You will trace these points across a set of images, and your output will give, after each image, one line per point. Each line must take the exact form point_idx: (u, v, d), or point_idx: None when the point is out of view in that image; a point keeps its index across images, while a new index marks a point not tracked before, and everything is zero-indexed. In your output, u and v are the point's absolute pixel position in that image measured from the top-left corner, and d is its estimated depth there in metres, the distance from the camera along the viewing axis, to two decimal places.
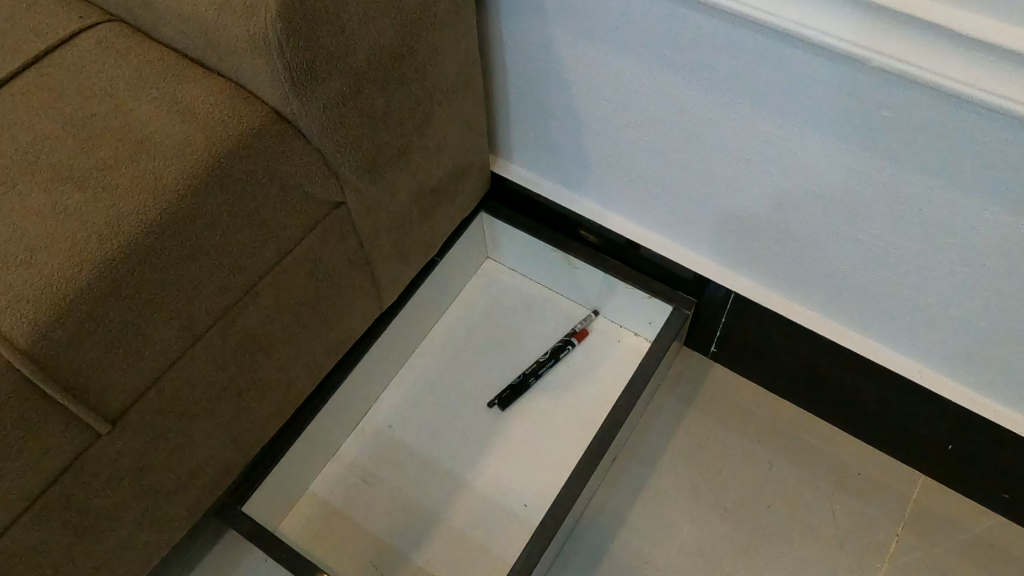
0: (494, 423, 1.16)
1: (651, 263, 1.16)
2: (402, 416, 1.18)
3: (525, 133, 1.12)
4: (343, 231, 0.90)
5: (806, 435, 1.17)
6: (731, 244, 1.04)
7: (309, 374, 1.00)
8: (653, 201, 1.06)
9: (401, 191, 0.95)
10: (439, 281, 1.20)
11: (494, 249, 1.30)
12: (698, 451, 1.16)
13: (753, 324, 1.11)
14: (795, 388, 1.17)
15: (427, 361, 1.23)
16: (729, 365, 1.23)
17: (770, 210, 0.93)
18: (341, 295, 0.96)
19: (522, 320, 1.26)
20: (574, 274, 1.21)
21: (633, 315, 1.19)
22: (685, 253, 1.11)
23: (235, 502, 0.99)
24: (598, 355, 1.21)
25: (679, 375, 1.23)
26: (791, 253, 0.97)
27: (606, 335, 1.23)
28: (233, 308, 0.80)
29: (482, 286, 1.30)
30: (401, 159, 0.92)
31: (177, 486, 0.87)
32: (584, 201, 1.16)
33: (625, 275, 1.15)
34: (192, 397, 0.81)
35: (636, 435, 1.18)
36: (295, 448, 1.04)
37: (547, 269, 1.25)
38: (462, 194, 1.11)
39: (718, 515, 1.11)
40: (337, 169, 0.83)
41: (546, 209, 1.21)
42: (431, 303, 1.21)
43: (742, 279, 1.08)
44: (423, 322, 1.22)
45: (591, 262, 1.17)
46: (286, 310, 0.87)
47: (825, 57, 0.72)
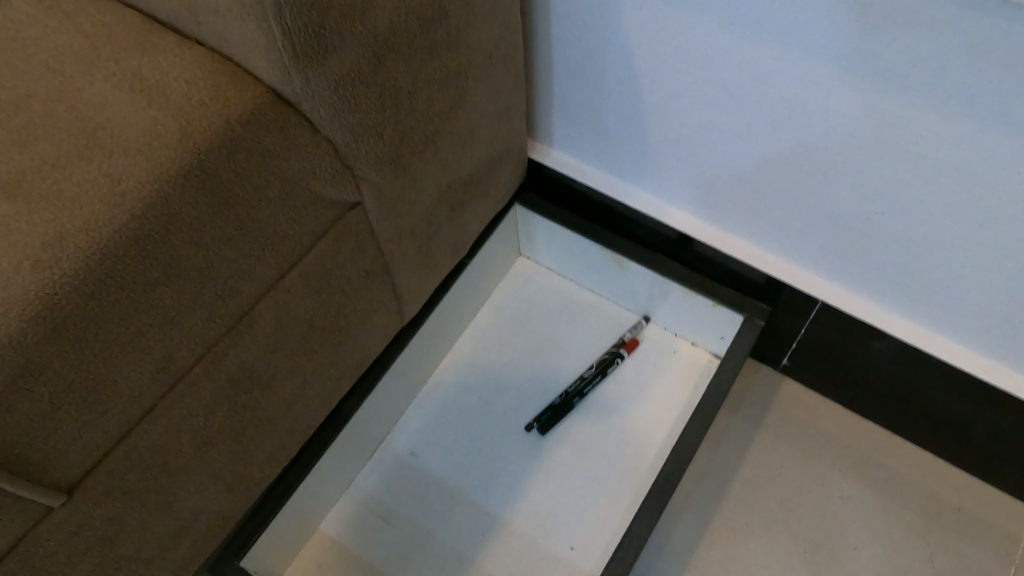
0: (534, 451, 1.01)
1: (715, 266, 0.98)
2: (425, 442, 1.02)
3: (570, 114, 0.93)
4: (359, 237, 0.73)
5: (893, 463, 1.02)
6: (822, 248, 0.86)
7: (318, 404, 0.84)
8: (728, 196, 0.88)
9: (427, 186, 0.78)
10: (467, 284, 1.04)
11: (527, 246, 1.13)
12: (769, 484, 1.00)
13: (839, 338, 0.95)
14: (882, 409, 1.01)
15: (453, 376, 1.07)
16: (799, 379, 1.07)
17: (884, 208, 0.75)
18: (357, 312, 0.80)
19: (562, 328, 1.10)
20: (624, 276, 1.04)
21: (694, 324, 1.03)
22: (759, 254, 0.93)
23: (232, 555, 0.82)
24: (651, 370, 1.05)
25: (744, 391, 1.07)
26: (904, 262, 0.80)
27: (660, 346, 1.07)
28: (223, 339, 0.63)
29: (514, 290, 1.13)
30: (428, 147, 0.74)
31: (160, 548, 0.72)
32: (638, 191, 0.98)
33: (685, 279, 0.98)
34: (173, 448, 0.65)
35: (697, 464, 1.02)
36: (303, 486, 0.88)
37: (591, 269, 1.08)
38: (495, 186, 0.94)
39: (796, 559, 0.96)
40: (352, 163, 0.65)
41: (589, 202, 1.03)
42: (457, 311, 1.05)
43: (831, 287, 0.90)
44: (449, 331, 1.06)
45: (646, 264, 0.99)
46: (290, 335, 0.71)
47: (998, 18, 0.54)
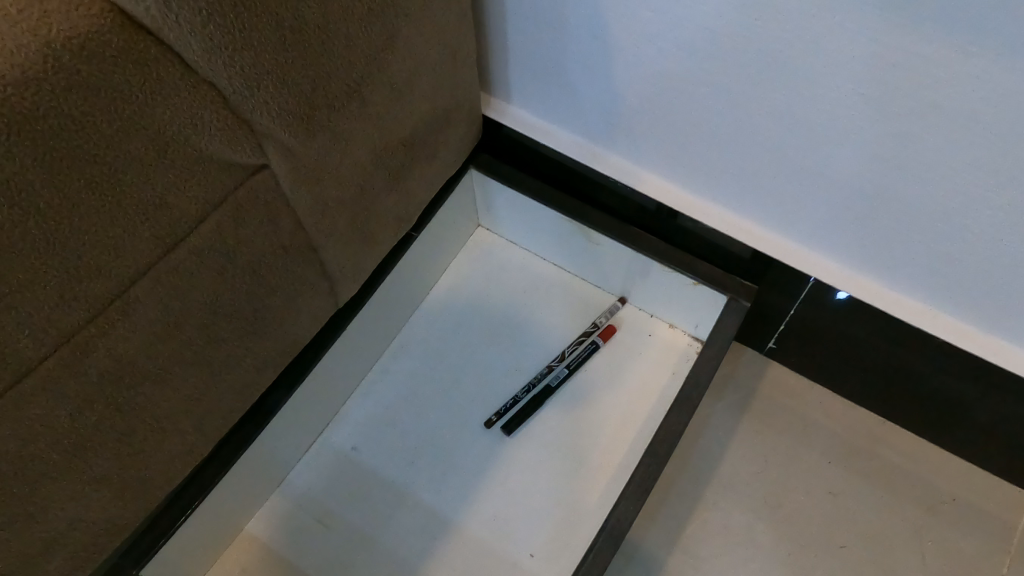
0: (494, 451, 0.90)
1: (696, 240, 0.87)
2: (369, 437, 0.92)
3: (528, 64, 0.81)
4: (271, 207, 0.61)
5: (886, 452, 0.93)
6: (818, 219, 0.74)
7: (233, 397, 0.73)
8: (711, 159, 0.76)
9: (357, 146, 0.66)
10: (417, 260, 0.92)
11: (487, 217, 1.01)
12: (749, 476, 0.91)
13: (833, 319, 0.84)
14: (876, 394, 0.92)
15: (403, 362, 0.96)
16: (787, 363, 0.98)
17: (892, 169, 0.64)
18: (275, 293, 0.68)
19: (526, 308, 0.99)
20: (593, 251, 0.93)
21: (672, 304, 0.92)
22: (746, 226, 0.81)
23: (130, 565, 0.73)
24: (625, 356, 0.94)
25: (728, 378, 0.97)
26: (914, 234, 0.68)
27: (636, 330, 0.96)
28: (86, 327, 0.52)
29: (472, 265, 1.02)
30: (353, 98, 0.62)
31: (30, 566, 0.61)
32: (609, 154, 0.85)
33: (661, 255, 0.87)
34: (29, 454, 0.54)
35: (676, 461, 0.93)
36: (222, 485, 0.79)
37: (557, 243, 0.97)
38: (444, 148, 0.82)
39: (779, 561, 0.86)
40: (248, 115, 0.52)
41: (555, 167, 0.91)
42: (406, 290, 0.94)
43: (826, 263, 0.79)
44: (399, 312, 0.95)
45: (617, 238, 0.88)
46: (183, 320, 0.60)
47: None
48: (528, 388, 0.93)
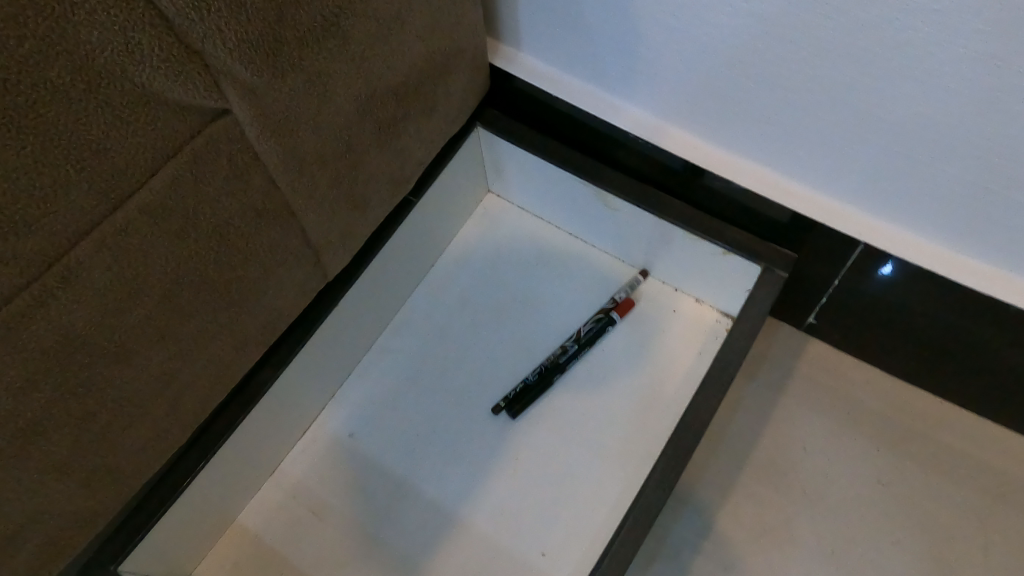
0: (501, 436, 0.84)
1: (727, 203, 0.77)
2: (368, 422, 0.86)
3: (539, 6, 0.71)
4: (236, 159, 0.53)
5: (944, 436, 0.83)
6: (872, 173, 0.64)
7: (211, 379, 0.66)
8: (747, 108, 0.66)
9: (339, 91, 0.57)
10: (419, 229, 0.84)
11: (496, 182, 0.93)
12: (786, 465, 0.82)
13: (885, 290, 0.74)
14: (932, 373, 0.82)
15: (403, 340, 0.89)
16: (829, 340, 0.88)
17: (969, 110, 0.54)
18: (252, 262, 0.61)
19: (538, 282, 0.91)
20: (611, 217, 0.84)
21: (700, 277, 0.83)
22: (785, 184, 0.72)
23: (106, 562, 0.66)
24: (646, 334, 0.86)
25: (763, 356, 0.88)
26: (990, 187, 0.58)
27: (658, 305, 0.88)
28: (20, 297, 0.44)
29: (479, 235, 0.94)
30: (331, 34, 0.53)
31: None
32: (628, 106, 0.76)
33: (687, 220, 0.77)
34: None
35: (704, 448, 0.84)
36: (203, 475, 0.71)
37: (572, 209, 0.88)
38: (444, 101, 0.73)
39: (823, 559, 0.78)
40: (197, 44, 0.44)
41: (569, 124, 0.82)
42: (407, 262, 0.86)
43: (879, 224, 0.69)
44: (398, 287, 0.87)
45: (637, 202, 0.79)
46: (143, 290, 0.53)
47: None
48: (539, 368, 0.85)
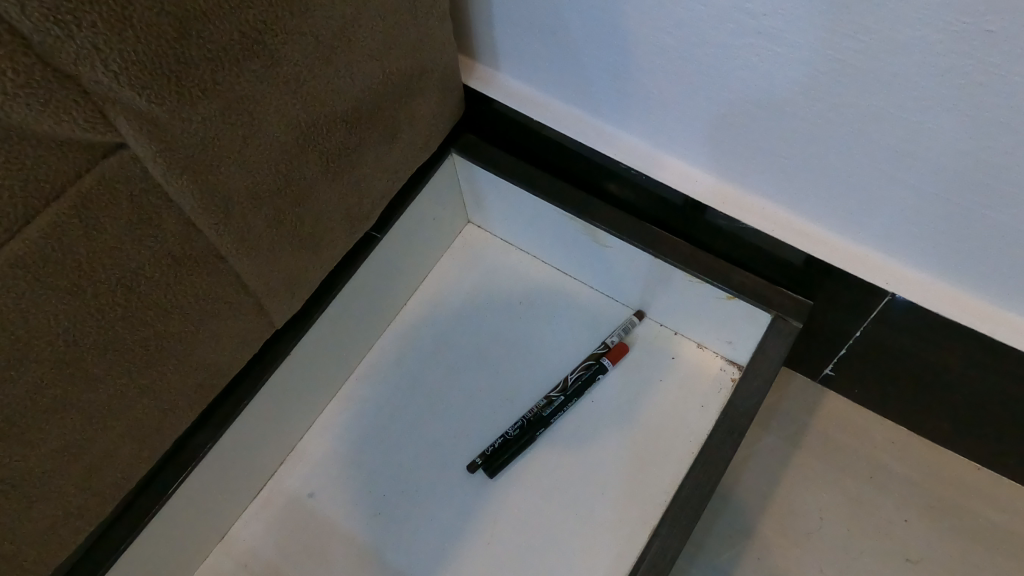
0: (478, 500, 0.74)
1: (729, 242, 0.68)
2: (330, 481, 0.77)
3: (515, 20, 0.62)
4: (141, 202, 0.44)
5: (980, 505, 0.73)
6: (902, 214, 0.55)
7: (134, 447, 0.57)
8: (755, 137, 0.57)
9: (271, 120, 0.49)
10: (387, 266, 0.76)
11: (477, 213, 0.84)
12: (800, 537, 0.73)
13: (913, 344, 0.65)
14: (967, 434, 0.72)
15: (372, 388, 0.80)
16: (848, 393, 0.78)
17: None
18: (176, 317, 0.53)
19: (522, 324, 0.82)
20: (602, 254, 0.75)
21: (702, 322, 0.74)
22: (798, 224, 0.63)
23: None
24: (641, 384, 0.77)
25: (774, 410, 0.79)
26: None
27: (655, 350, 0.79)
28: None
29: (457, 271, 0.85)
30: (253, 53, 0.44)
31: None
32: (619, 133, 0.68)
33: (686, 261, 0.68)
34: None
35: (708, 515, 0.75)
36: (131, 553, 0.62)
37: (560, 244, 0.79)
38: (410, 128, 0.65)
39: None
40: (67, 66, 0.36)
41: (552, 151, 0.73)
42: (374, 303, 0.77)
43: (907, 271, 0.60)
44: (365, 330, 0.79)
45: (628, 240, 0.70)
46: (32, 361, 0.44)
47: None
48: (519, 421, 0.76)
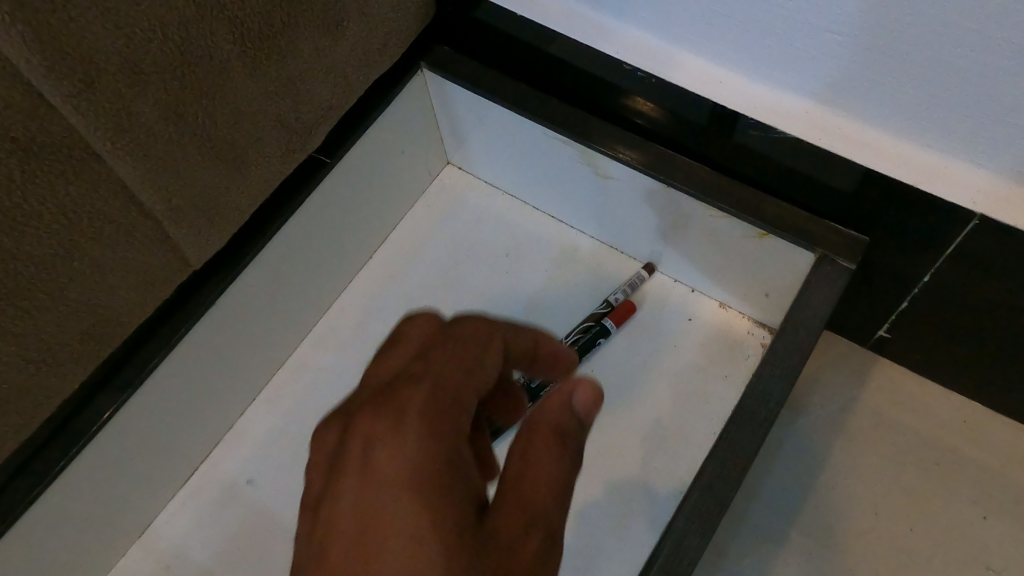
0: None
1: (762, 164, 0.53)
2: (275, 465, 0.64)
3: None
4: None
5: None
6: (1008, 103, 0.40)
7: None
8: (806, 9, 0.42)
9: None
10: (342, 206, 0.63)
11: (457, 151, 0.71)
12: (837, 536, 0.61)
13: (998, 292, 0.51)
14: None
15: (328, 355, 0.67)
16: (904, 360, 0.65)
17: None
18: (37, 234, 0.40)
19: (508, 280, 0.68)
20: (603, 191, 0.62)
21: (725, 273, 0.61)
22: (852, 131, 0.48)
23: None
24: (650, 350, 0.64)
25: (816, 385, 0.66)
26: None
27: (668, 310, 0.66)
28: None
29: (432, 220, 0.72)
30: None
31: None
32: (622, 27, 0.52)
33: (707, 188, 0.54)
34: None
35: (738, 511, 0.63)
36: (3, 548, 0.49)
37: (553, 183, 0.66)
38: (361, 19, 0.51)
39: None
40: None
41: (538, 58, 0.58)
42: (329, 251, 0.64)
43: (1005, 186, 0.45)
44: (319, 285, 0.66)
45: (637, 165, 0.56)
46: None
47: None
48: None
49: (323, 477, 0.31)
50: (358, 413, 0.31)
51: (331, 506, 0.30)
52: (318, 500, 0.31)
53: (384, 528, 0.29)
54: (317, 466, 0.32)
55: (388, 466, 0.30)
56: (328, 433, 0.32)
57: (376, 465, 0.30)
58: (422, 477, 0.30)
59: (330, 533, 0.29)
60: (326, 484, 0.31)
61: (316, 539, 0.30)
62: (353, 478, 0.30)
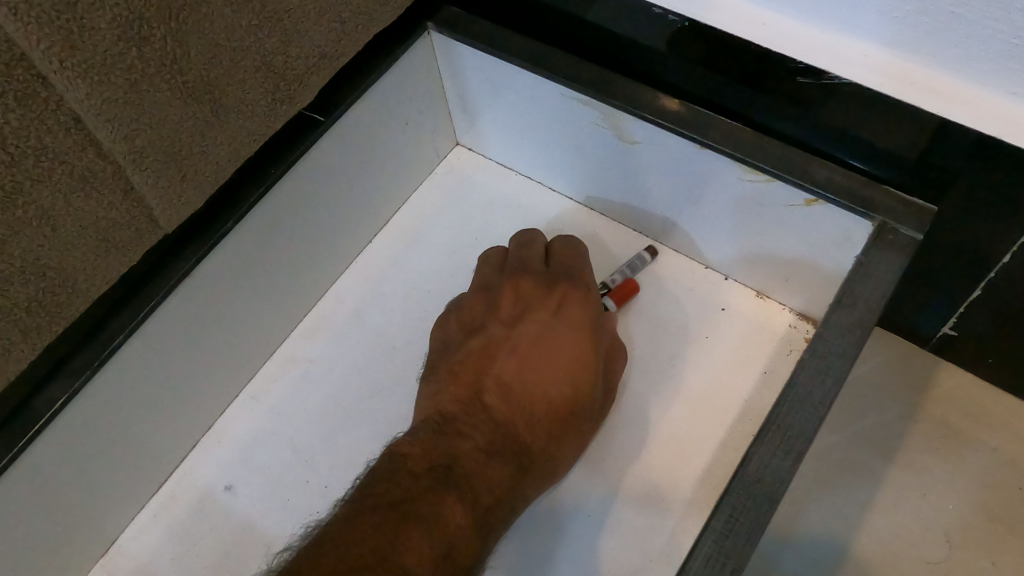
0: None
1: (808, 122, 0.47)
2: (257, 468, 0.57)
3: None
4: None
5: None
6: None
7: None
8: None
9: None
10: (338, 178, 0.57)
11: (467, 128, 0.66)
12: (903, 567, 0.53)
13: None
14: None
15: (321, 346, 0.61)
16: (971, 363, 0.58)
17: None
18: None
19: None
20: (627, 161, 0.55)
21: (764, 254, 0.54)
22: (920, 76, 0.41)
23: None
24: (678, 341, 0.57)
25: (870, 387, 0.60)
26: None
27: (697, 298, 0.59)
28: None
29: (439, 204, 0.66)
30: None
31: None
32: None
33: (748, 148, 0.47)
34: None
35: (787, 528, 0.56)
36: None
37: (572, 157, 0.60)
38: None
39: None
40: None
41: (554, 13, 0.52)
42: (324, 229, 0.58)
43: None
44: (312, 268, 0.60)
45: (665, 124, 0.49)
46: None
47: None
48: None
49: (517, 305, 0.55)
50: (558, 279, 0.55)
51: (524, 327, 0.54)
52: (513, 317, 0.55)
53: (553, 359, 0.52)
54: (512, 294, 0.56)
55: (563, 325, 0.53)
56: (524, 285, 0.55)
57: (569, 314, 0.53)
58: (583, 343, 0.52)
59: (522, 345, 0.53)
60: (523, 313, 0.54)
61: (512, 345, 0.53)
62: (538, 322, 0.53)
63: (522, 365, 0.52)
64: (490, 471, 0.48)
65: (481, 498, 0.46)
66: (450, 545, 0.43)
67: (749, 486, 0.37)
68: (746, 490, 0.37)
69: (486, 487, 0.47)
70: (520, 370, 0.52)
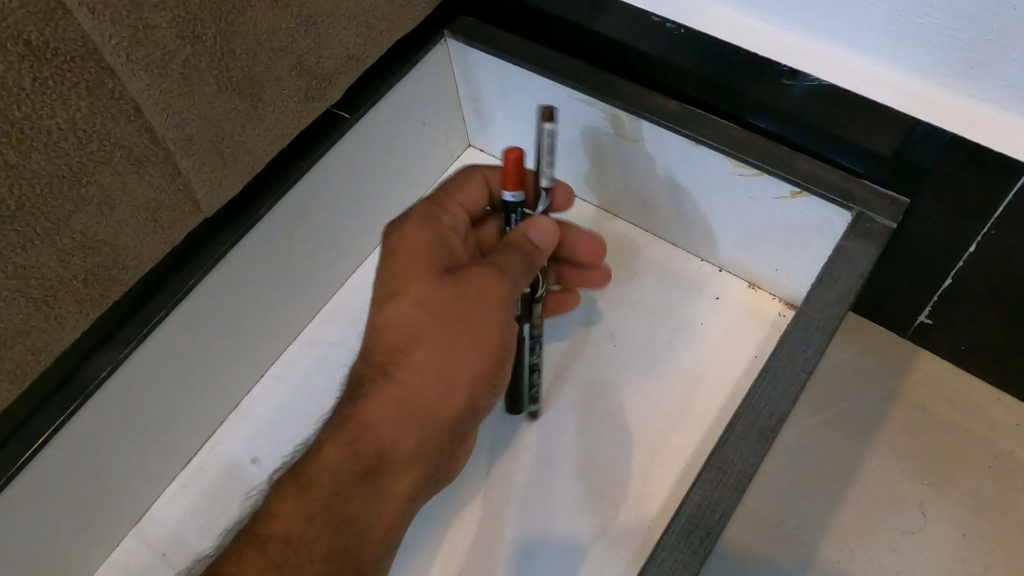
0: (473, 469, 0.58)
1: (792, 122, 0.51)
2: (280, 441, 0.61)
3: None
4: None
5: None
6: None
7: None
8: None
9: None
10: (359, 173, 0.61)
11: (479, 130, 0.70)
12: (884, 538, 0.57)
13: None
14: None
15: (341, 331, 0.65)
16: (948, 352, 0.62)
17: None
18: (50, 154, 0.38)
19: None
20: (629, 158, 0.60)
21: (754, 245, 0.58)
22: (891, 79, 0.45)
23: None
24: (675, 327, 0.61)
25: (855, 374, 0.64)
26: None
27: (693, 288, 0.63)
28: None
29: None
30: None
31: None
32: None
33: (738, 145, 0.52)
34: None
35: (777, 504, 0.60)
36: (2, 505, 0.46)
37: (577, 155, 0.64)
38: None
39: None
40: None
41: (562, 22, 0.57)
42: (346, 221, 0.63)
43: None
44: (334, 257, 0.64)
45: (664, 122, 0.54)
46: None
47: None
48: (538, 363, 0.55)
49: (390, 261, 0.49)
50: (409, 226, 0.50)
51: (391, 270, 0.48)
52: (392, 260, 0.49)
53: (416, 263, 0.48)
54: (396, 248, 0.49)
55: (426, 229, 0.50)
56: (405, 235, 0.50)
57: (409, 251, 0.49)
58: (430, 266, 0.48)
59: (386, 300, 0.48)
60: (396, 257, 0.49)
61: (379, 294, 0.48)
62: (406, 259, 0.48)
63: (381, 308, 0.48)
64: (371, 424, 0.45)
65: (363, 447, 0.45)
66: (330, 501, 0.43)
67: (737, 444, 0.41)
68: (734, 447, 0.41)
69: (366, 437, 0.45)
70: (384, 316, 0.47)
